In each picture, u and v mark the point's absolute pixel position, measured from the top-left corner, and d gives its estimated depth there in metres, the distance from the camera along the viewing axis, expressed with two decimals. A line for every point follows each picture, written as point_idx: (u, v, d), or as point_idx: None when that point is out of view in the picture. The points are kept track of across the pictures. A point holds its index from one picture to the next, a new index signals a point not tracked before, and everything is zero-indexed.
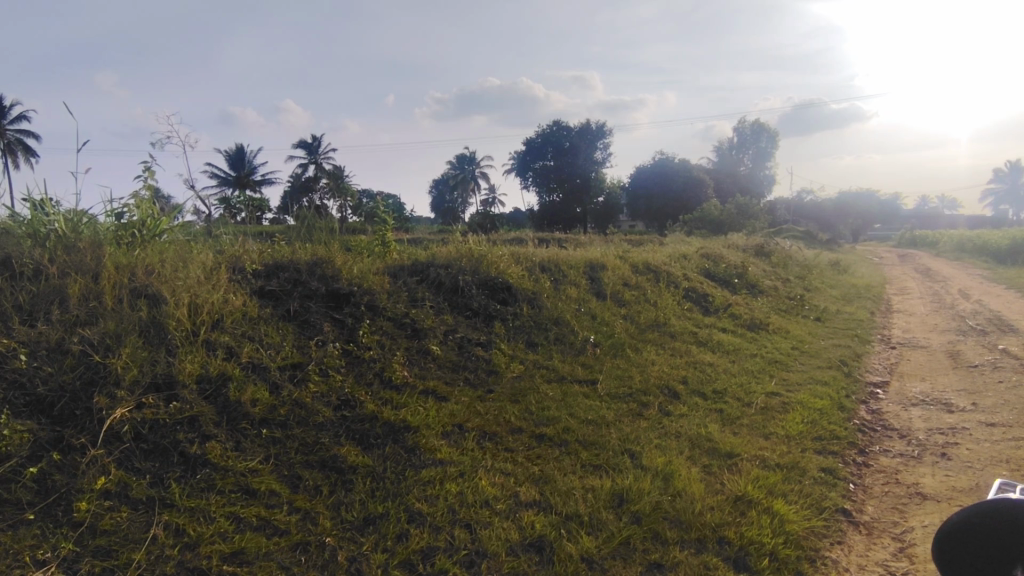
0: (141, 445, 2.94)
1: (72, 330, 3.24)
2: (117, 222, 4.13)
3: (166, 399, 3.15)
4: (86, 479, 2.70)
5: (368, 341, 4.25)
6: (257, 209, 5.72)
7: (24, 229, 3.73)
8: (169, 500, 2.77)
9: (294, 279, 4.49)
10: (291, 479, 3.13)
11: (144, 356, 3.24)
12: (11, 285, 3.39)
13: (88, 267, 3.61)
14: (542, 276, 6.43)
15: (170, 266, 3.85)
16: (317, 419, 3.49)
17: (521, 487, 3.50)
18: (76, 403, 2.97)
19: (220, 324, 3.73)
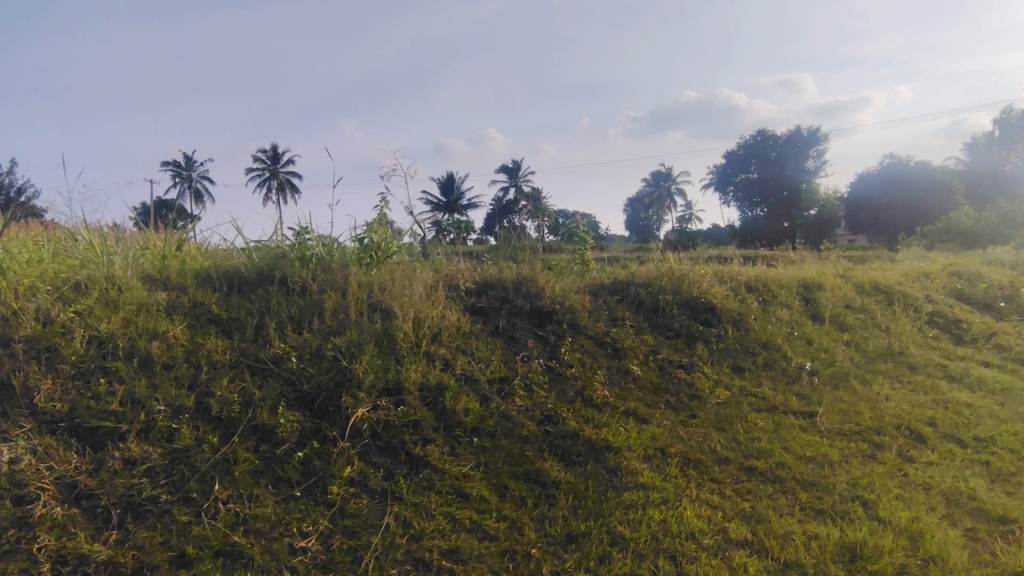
0: (376, 442, 3.31)
1: (326, 338, 3.65)
2: (360, 246, 4.54)
3: (395, 402, 3.51)
4: (337, 466, 3.09)
5: (570, 359, 4.34)
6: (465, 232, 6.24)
7: (293, 252, 4.20)
8: (398, 493, 3.11)
9: (501, 297, 4.76)
10: (498, 488, 3.31)
11: (379, 363, 3.61)
12: (285, 298, 3.84)
13: (339, 285, 4.03)
14: (749, 296, 5.95)
15: (399, 284, 4.18)
16: (522, 432, 3.64)
17: (730, 523, 3.25)
18: (329, 400, 3.38)
19: (439, 337, 4.03)
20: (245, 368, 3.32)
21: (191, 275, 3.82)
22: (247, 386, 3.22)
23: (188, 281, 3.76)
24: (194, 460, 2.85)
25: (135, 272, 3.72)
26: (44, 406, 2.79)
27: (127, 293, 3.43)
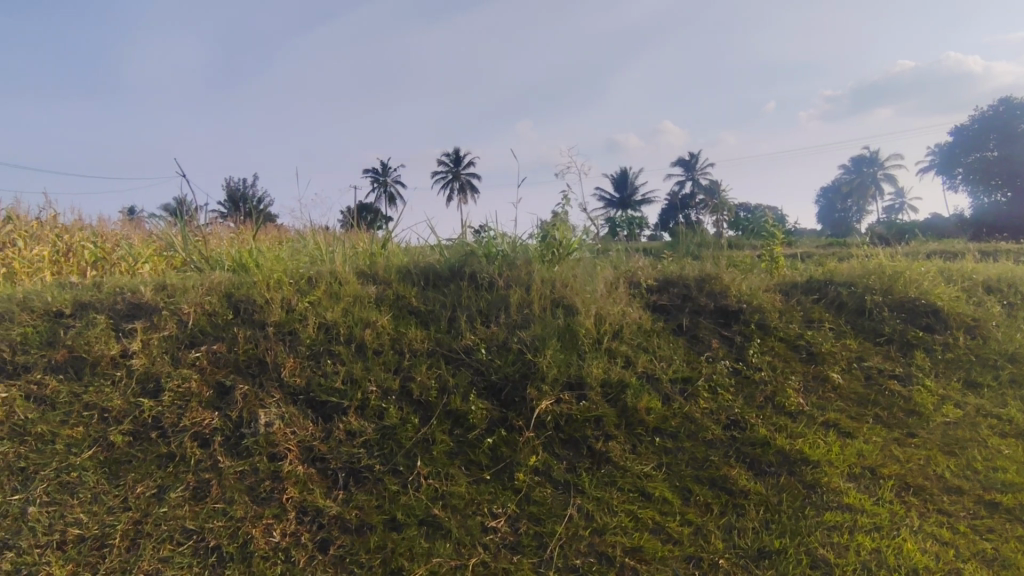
0: (558, 434, 3.31)
1: (512, 332, 3.68)
2: (543, 241, 4.70)
3: (577, 397, 3.47)
4: (522, 455, 3.12)
5: (759, 362, 4.01)
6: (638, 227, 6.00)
7: (481, 250, 4.33)
8: (580, 486, 3.10)
9: (683, 294, 4.56)
10: (682, 491, 3.19)
11: (562, 359, 3.56)
12: (474, 293, 3.95)
13: (524, 281, 4.06)
14: (989, 299, 5.00)
15: (581, 281, 4.14)
16: (707, 435, 3.46)
17: (966, 564, 2.83)
18: (515, 391, 3.41)
19: (620, 335, 3.94)
20: (441, 357, 3.47)
21: (395, 271, 4.03)
22: (442, 373, 3.35)
23: (393, 277, 3.97)
24: (401, 437, 3.02)
25: (351, 268, 4.00)
26: (289, 380, 3.08)
27: (346, 286, 3.67)
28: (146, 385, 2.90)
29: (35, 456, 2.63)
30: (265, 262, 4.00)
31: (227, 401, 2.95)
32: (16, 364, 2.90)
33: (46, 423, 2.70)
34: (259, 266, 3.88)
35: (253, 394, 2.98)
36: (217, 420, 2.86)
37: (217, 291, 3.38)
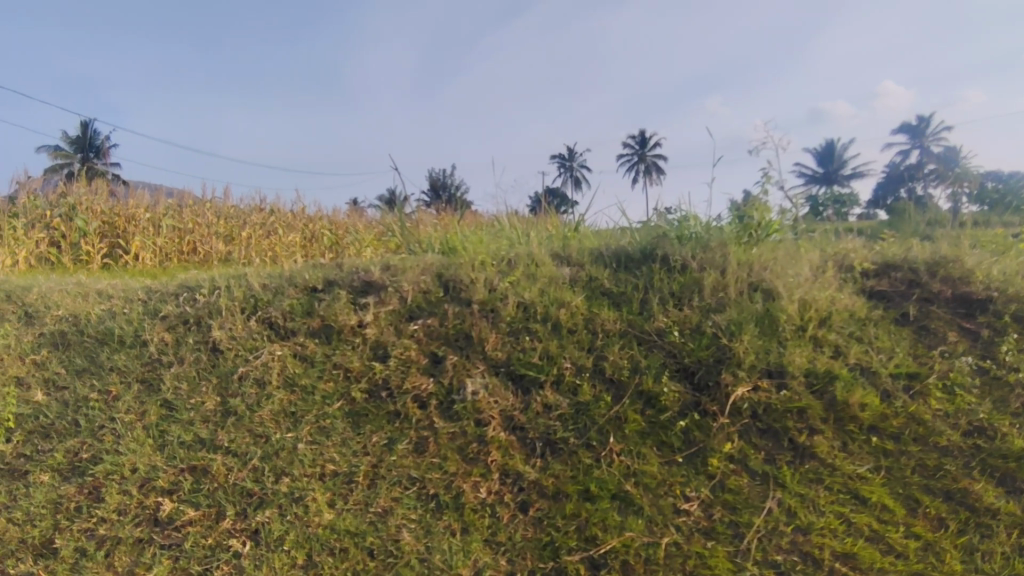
0: (756, 423, 3.10)
1: (706, 316, 3.47)
2: (739, 224, 4.20)
3: (777, 386, 3.17)
4: (716, 441, 2.99)
5: (1014, 361, 3.35)
6: (846, 207, 5.19)
7: (673, 233, 4.15)
8: (780, 479, 2.91)
9: (909, 279, 3.82)
10: (907, 501, 2.88)
11: (760, 345, 3.26)
12: (665, 275, 3.75)
13: (718, 263, 3.74)
14: None
15: (782, 264, 3.69)
16: (940, 441, 3.03)
17: None
18: (709, 375, 3.23)
19: (828, 322, 3.49)
20: (633, 338, 3.40)
21: (588, 253, 4.03)
22: (635, 355, 3.30)
23: (586, 259, 3.98)
24: (594, 414, 3.06)
25: (546, 251, 4.10)
26: (492, 353, 3.25)
27: (542, 267, 3.75)
28: (377, 351, 3.21)
29: (301, 403, 2.95)
30: (469, 246, 4.31)
31: (440, 369, 3.17)
32: (286, 328, 3.26)
33: (307, 377, 3.03)
34: (465, 250, 4.16)
35: (462, 365, 3.17)
36: (433, 386, 3.07)
37: (430, 271, 3.65)
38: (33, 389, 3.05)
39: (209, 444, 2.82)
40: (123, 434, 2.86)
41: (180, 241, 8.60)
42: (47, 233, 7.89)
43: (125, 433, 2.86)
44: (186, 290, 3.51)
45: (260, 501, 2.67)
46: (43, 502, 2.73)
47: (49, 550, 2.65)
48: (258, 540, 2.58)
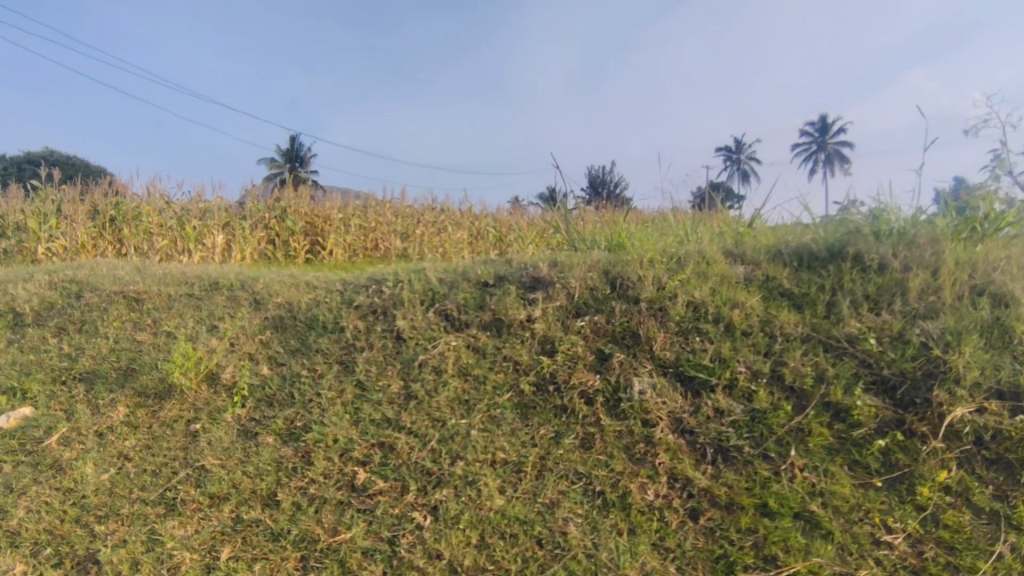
0: (981, 451, 2.63)
1: (913, 322, 3.02)
2: (957, 216, 3.58)
3: (1010, 409, 2.67)
4: (926, 467, 2.61)
5: None
6: None
7: (869, 229, 3.61)
8: (1016, 521, 2.45)
9: None
10: None
11: (985, 359, 2.79)
12: (860, 275, 3.33)
13: (929, 262, 3.25)
14: None
15: (1018, 265, 3.13)
16: None
17: None
18: (915, 391, 2.81)
19: None
20: (818, 344, 3.06)
21: (765, 251, 3.69)
22: (820, 362, 2.97)
23: (763, 257, 3.65)
24: (771, 423, 2.82)
25: (719, 249, 3.87)
26: (660, 353, 3.16)
27: (715, 266, 3.55)
28: (544, 345, 3.29)
29: (474, 392, 3.07)
30: (635, 244, 4.24)
31: (606, 366, 3.16)
32: (460, 320, 3.47)
33: (479, 367, 3.17)
34: (632, 248, 4.09)
35: (629, 363, 3.13)
36: (599, 383, 3.07)
37: (597, 268, 3.65)
38: (261, 364, 3.32)
39: (394, 424, 2.91)
40: (325, 409, 3.00)
41: (366, 238, 9.61)
42: (266, 233, 9.11)
43: (327, 407, 3.00)
44: (375, 283, 3.89)
45: (438, 480, 2.67)
46: (266, 459, 2.74)
47: (272, 502, 2.60)
48: (437, 516, 2.55)
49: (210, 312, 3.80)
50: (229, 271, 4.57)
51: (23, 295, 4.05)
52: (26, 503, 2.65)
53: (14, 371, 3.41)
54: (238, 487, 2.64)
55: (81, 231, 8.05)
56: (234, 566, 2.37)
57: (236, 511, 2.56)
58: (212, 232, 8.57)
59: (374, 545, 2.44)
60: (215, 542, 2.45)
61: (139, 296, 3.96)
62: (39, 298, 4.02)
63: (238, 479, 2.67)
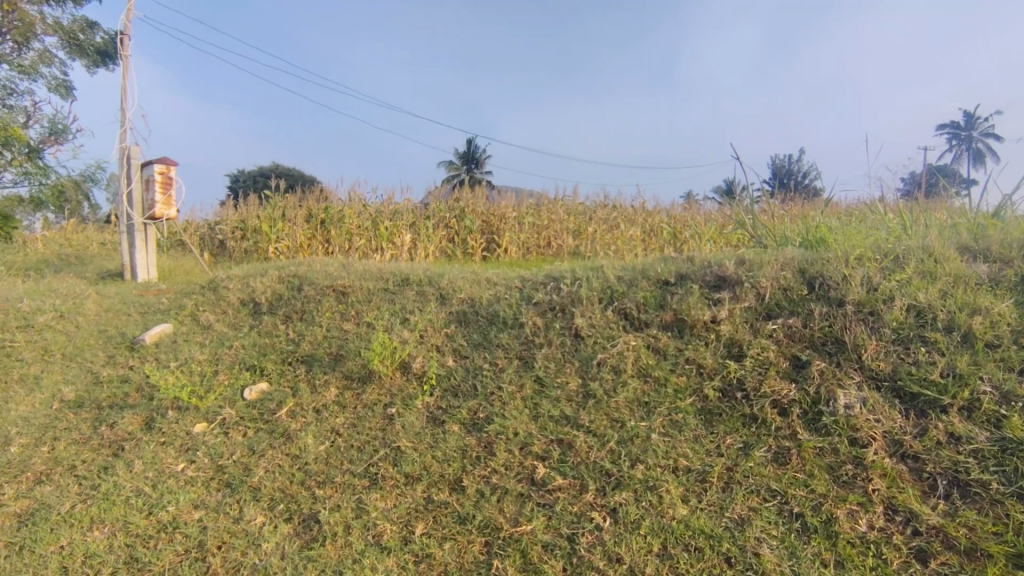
0: None
1: None
2: None
3: None
4: None
5: None
6: None
7: None
8: None
9: None
10: None
11: None
12: None
13: None
14: None
15: None
16: None
17: None
18: None
19: None
20: None
21: (1017, 246, 3.07)
22: None
23: (1014, 254, 3.03)
24: None
25: (950, 244, 3.30)
26: (871, 363, 2.76)
27: (946, 265, 3.04)
28: (731, 349, 3.06)
29: (654, 394, 2.96)
30: (837, 240, 3.78)
31: (803, 374, 2.84)
32: (640, 320, 3.39)
33: (659, 369, 3.06)
34: (835, 244, 3.67)
35: (832, 373, 2.78)
36: (796, 393, 2.77)
37: (791, 267, 3.35)
38: (447, 356, 3.55)
39: (573, 423, 2.91)
40: (506, 402, 3.11)
41: (539, 236, 9.91)
42: (446, 232, 9.72)
43: (508, 401, 3.10)
44: (553, 281, 4.00)
45: (617, 482, 2.59)
46: (453, 446, 2.89)
47: (459, 487, 2.68)
48: (616, 519, 2.44)
49: (403, 306, 4.16)
50: (419, 267, 4.98)
51: (260, 289, 4.78)
52: (264, 465, 2.95)
53: (254, 350, 3.96)
54: (429, 469, 2.78)
55: (300, 232, 9.19)
56: (427, 542, 2.41)
57: (428, 492, 2.67)
58: (401, 232, 9.40)
59: (555, 540, 2.37)
60: (411, 517, 2.54)
61: (346, 290, 4.47)
62: (271, 291, 4.72)
63: (429, 462, 2.82)
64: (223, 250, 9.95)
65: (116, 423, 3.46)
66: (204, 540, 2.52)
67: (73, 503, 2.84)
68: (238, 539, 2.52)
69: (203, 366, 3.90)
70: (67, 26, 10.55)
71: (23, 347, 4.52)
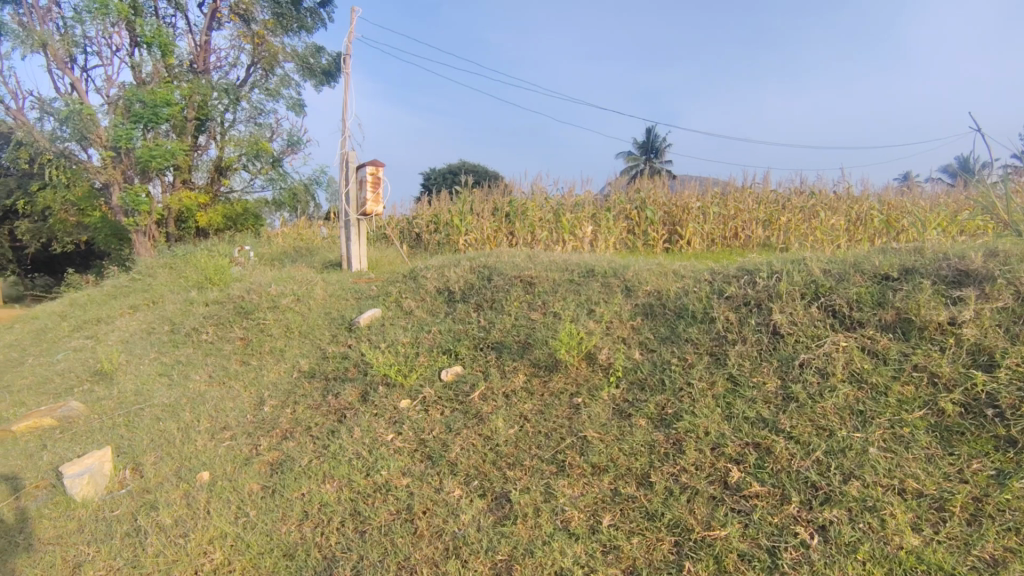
0: None
1: None
2: None
3: None
4: None
5: None
6: None
7: None
8: None
9: None
10: None
11: None
12: None
13: None
14: None
15: None
16: None
17: None
18: None
19: None
20: None
21: None
22: None
23: None
24: None
25: None
26: None
27: None
28: (978, 358, 2.59)
29: (872, 403, 2.61)
30: None
31: None
32: (852, 318, 3.03)
33: (878, 375, 2.69)
34: None
35: None
36: None
37: None
38: (633, 349, 3.52)
39: (772, 427, 2.68)
40: (696, 399, 2.97)
41: (725, 226, 9.37)
42: (626, 223, 9.58)
43: (699, 398, 2.97)
44: (747, 274, 3.75)
45: (826, 498, 2.33)
46: (640, 440, 2.85)
47: (646, 483, 2.63)
48: (826, 538, 2.20)
49: (589, 298, 4.19)
50: (603, 259, 4.99)
51: (455, 278, 5.16)
52: (460, 442, 3.18)
53: (451, 335, 4.30)
54: (616, 462, 2.77)
55: (487, 225, 9.72)
56: (615, 535, 2.41)
57: (615, 484, 2.66)
58: (583, 224, 9.42)
59: (752, 551, 2.22)
60: (597, 507, 2.56)
61: (533, 280, 4.64)
62: (464, 280, 5.08)
63: (615, 454, 2.81)
64: (419, 242, 10.93)
65: (341, 393, 4.00)
66: (411, 504, 2.81)
67: (310, 458, 3.36)
68: (439, 507, 2.76)
69: (407, 347, 4.33)
70: (302, 52, 12.36)
71: (272, 324, 5.44)
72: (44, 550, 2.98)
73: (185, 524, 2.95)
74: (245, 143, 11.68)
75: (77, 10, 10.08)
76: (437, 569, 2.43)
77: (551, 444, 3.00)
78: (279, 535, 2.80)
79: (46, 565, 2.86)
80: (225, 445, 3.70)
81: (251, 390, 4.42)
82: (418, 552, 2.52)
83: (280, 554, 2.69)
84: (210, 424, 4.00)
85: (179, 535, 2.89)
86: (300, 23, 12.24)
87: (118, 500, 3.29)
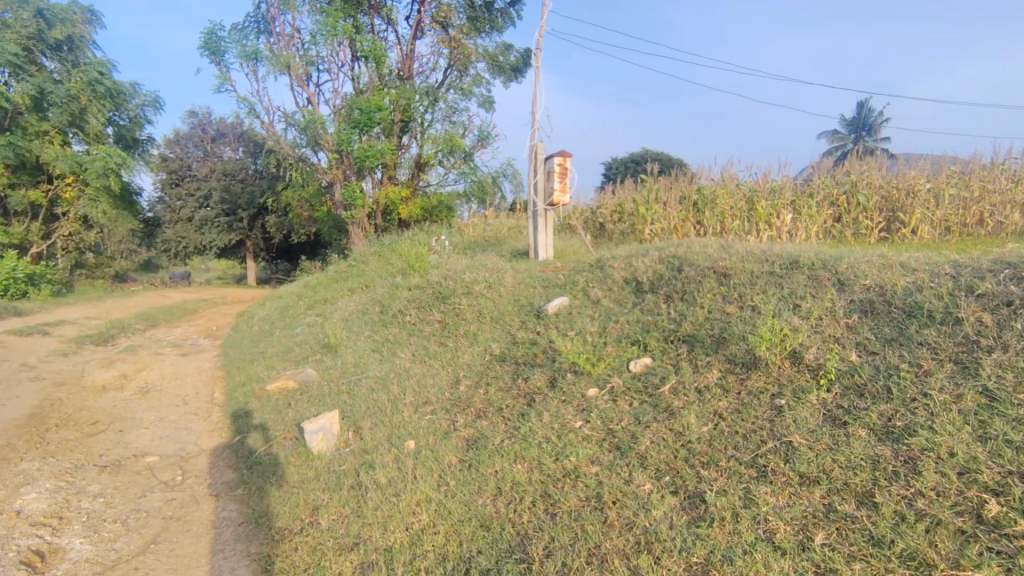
0: None
1: None
2: None
3: None
4: None
5: None
6: None
7: None
8: None
9: None
10: None
11: None
12: None
13: None
14: None
15: None
16: None
17: None
18: None
19: None
20: None
21: None
22: None
23: None
24: None
25: None
26: None
27: None
28: None
29: None
30: None
31: None
32: None
33: None
34: None
35: None
36: None
37: None
38: (849, 349, 3.11)
39: None
40: (936, 413, 2.54)
41: (965, 211, 7.93)
42: (833, 210, 8.50)
43: (939, 411, 2.53)
44: (1008, 269, 3.18)
45: None
46: (861, 453, 2.51)
47: (869, 502, 2.31)
48: None
49: (793, 291, 3.81)
50: (809, 249, 4.51)
51: (642, 269, 5.05)
52: (650, 436, 3.10)
53: (639, 326, 4.22)
54: (829, 474, 2.48)
55: (673, 215, 9.35)
56: (831, 556, 2.16)
57: (829, 499, 2.39)
58: (781, 211, 8.52)
59: None
60: (808, 522, 2.32)
61: (728, 272, 4.35)
62: (653, 271, 4.93)
63: (829, 466, 2.52)
64: (602, 233, 10.91)
65: (529, 378, 4.15)
66: (601, 493, 2.82)
67: (502, 437, 3.54)
68: (629, 499, 2.72)
69: (594, 337, 4.34)
70: (493, 52, 13.01)
71: (466, 309, 5.84)
72: (291, 491, 3.56)
73: (397, 485, 3.31)
74: (441, 140, 12.69)
75: (313, 34, 11.76)
76: (629, 561, 2.40)
77: (749, 447, 2.79)
78: (476, 506, 3.00)
79: (293, 503, 3.41)
80: (427, 418, 4.07)
81: (448, 369, 4.80)
82: (609, 541, 2.51)
83: (478, 524, 2.88)
84: (415, 398, 4.43)
85: (393, 494, 3.25)
86: (492, 24, 12.90)
87: (344, 457, 3.81)
